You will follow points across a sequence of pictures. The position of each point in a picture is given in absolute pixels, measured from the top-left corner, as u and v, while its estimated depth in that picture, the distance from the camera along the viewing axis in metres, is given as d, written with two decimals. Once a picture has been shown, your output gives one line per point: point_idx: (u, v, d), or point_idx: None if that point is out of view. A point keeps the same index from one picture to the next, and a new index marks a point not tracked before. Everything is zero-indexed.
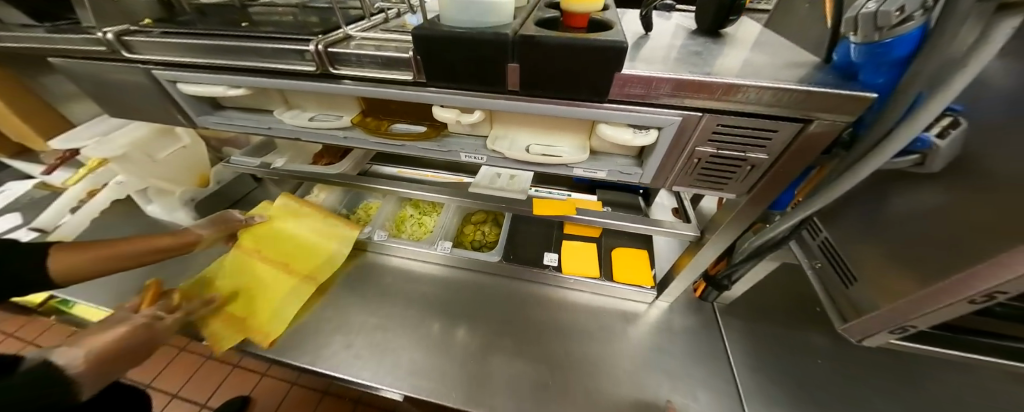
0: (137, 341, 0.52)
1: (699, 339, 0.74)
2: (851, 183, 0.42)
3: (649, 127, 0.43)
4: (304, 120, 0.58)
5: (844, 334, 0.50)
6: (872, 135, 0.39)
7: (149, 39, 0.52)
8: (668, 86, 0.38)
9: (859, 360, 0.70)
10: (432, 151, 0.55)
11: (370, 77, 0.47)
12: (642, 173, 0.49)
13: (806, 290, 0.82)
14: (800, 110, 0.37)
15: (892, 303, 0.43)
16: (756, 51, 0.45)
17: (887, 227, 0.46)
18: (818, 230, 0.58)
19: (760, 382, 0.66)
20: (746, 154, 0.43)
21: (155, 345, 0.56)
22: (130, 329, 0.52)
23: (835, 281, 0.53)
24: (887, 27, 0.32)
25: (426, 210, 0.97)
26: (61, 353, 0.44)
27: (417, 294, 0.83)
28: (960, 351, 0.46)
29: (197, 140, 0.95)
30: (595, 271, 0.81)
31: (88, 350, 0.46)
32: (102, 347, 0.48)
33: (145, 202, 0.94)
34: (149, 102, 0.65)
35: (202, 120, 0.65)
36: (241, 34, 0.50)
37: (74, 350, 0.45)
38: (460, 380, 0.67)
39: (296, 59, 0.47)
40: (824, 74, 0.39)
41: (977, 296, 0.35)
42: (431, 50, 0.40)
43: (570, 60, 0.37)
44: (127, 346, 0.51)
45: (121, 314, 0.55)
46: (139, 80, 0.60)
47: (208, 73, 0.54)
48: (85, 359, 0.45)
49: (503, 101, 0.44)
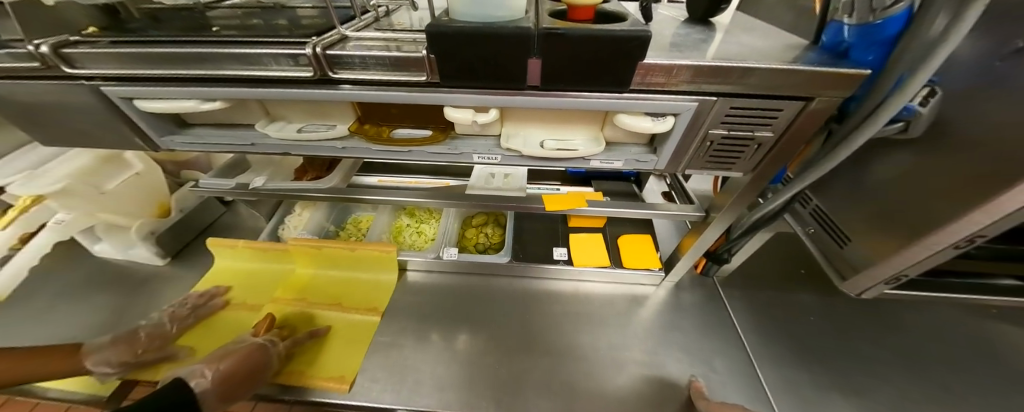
0: (250, 365, 0.58)
1: (706, 312, 0.79)
2: (845, 154, 0.46)
3: (665, 115, 0.44)
4: (293, 132, 0.53)
5: (844, 290, 0.57)
6: (862, 109, 0.43)
7: (96, 50, 0.44)
8: (688, 73, 0.39)
9: (842, 312, 0.77)
10: (443, 155, 0.53)
11: (376, 80, 0.44)
12: (658, 160, 0.51)
13: (789, 256, 0.90)
14: (803, 89, 0.39)
15: (885, 258, 0.49)
16: (753, 35, 0.48)
17: (875, 189, 0.51)
18: (808, 199, 0.64)
19: (766, 344, 0.71)
20: (754, 133, 0.46)
21: (270, 369, 0.60)
22: (242, 355, 0.58)
23: (830, 243, 0.59)
24: (881, 8, 0.37)
25: (423, 218, 0.94)
26: (197, 373, 0.56)
27: (429, 305, 0.80)
28: (936, 292, 0.52)
29: (153, 168, 0.84)
30: (603, 260, 0.83)
31: (210, 370, 0.56)
32: (220, 370, 0.56)
33: (92, 241, 0.86)
34: (96, 124, 0.56)
35: (166, 141, 0.58)
36: (214, 40, 0.45)
37: (202, 370, 0.56)
38: (487, 386, 0.65)
39: (288, 64, 0.43)
40: (817, 53, 0.42)
41: (959, 242, 0.41)
42: (444, 48, 0.37)
43: (595, 51, 0.36)
44: (242, 369, 0.57)
45: (244, 341, 0.62)
46: (84, 99, 0.51)
47: (176, 87, 0.48)
48: (209, 376, 0.56)
49: (522, 98, 0.43)
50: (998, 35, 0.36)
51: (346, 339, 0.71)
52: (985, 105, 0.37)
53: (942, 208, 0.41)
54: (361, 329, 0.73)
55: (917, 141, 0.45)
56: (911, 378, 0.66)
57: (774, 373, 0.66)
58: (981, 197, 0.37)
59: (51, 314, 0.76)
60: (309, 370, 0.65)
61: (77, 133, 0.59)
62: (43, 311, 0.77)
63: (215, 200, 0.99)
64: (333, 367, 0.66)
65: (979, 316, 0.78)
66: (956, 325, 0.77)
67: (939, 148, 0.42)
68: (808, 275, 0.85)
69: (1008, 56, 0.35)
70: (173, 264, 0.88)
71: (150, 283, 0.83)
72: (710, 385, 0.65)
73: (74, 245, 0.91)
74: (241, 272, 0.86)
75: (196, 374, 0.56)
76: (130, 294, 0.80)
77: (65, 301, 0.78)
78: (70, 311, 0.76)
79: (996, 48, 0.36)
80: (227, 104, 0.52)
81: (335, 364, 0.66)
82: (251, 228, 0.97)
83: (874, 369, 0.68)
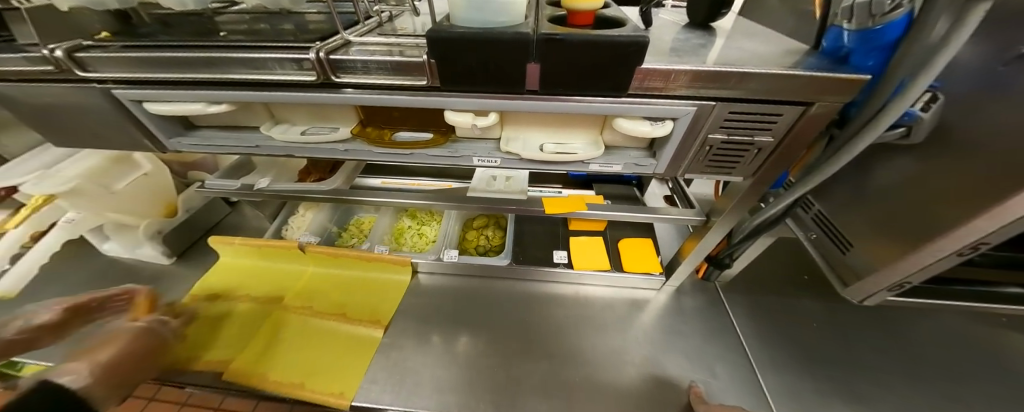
0: (131, 359, 0.49)
1: (707, 317, 0.78)
2: (845, 160, 0.46)
3: (664, 119, 0.44)
4: (296, 134, 0.54)
5: (847, 297, 0.56)
6: (863, 114, 0.43)
7: (107, 54, 0.46)
8: (686, 78, 0.39)
9: (847, 319, 0.76)
10: (443, 158, 0.53)
11: (377, 84, 0.44)
12: (657, 164, 0.51)
13: (792, 261, 0.89)
14: (802, 94, 0.39)
15: (888, 264, 0.48)
16: (752, 41, 0.48)
17: (878, 195, 0.50)
18: (810, 204, 0.64)
19: (768, 350, 0.71)
20: (754, 138, 0.46)
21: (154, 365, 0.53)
22: (122, 348, 0.50)
23: (832, 249, 0.59)
24: (880, 14, 0.36)
25: (424, 219, 0.94)
26: (65, 372, 0.41)
27: (429, 307, 0.80)
28: (941, 299, 0.52)
29: (161, 168, 0.86)
30: (604, 263, 0.83)
31: (91, 364, 0.44)
32: (100, 363, 0.45)
33: (101, 240, 0.88)
34: (107, 125, 0.58)
35: (174, 142, 0.59)
36: (223, 45, 0.46)
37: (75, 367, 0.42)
38: (486, 389, 0.65)
39: (292, 69, 0.44)
40: (816, 58, 0.42)
41: (963, 249, 0.40)
42: (443, 52, 0.38)
43: (593, 56, 0.37)
44: (126, 363, 0.48)
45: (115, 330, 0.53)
46: (96, 102, 0.53)
47: (183, 90, 0.49)
48: (88, 372, 0.43)
49: (521, 102, 0.44)
50: (1000, 40, 0.35)
51: (349, 346, 0.70)
52: (988, 110, 0.36)
53: (946, 214, 0.41)
54: (365, 336, 0.72)
55: (920, 147, 0.44)
56: (917, 387, 0.65)
57: (776, 380, 0.66)
58: (985, 203, 0.37)
59: None
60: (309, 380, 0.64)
61: (88, 135, 0.61)
62: None
63: (220, 201, 1.00)
64: (331, 378, 0.64)
65: (988, 324, 0.77)
66: (964, 333, 0.75)
67: (942, 153, 0.41)
68: (812, 281, 0.84)
69: (1010, 61, 0.34)
70: (179, 264, 0.89)
71: (156, 282, 0.84)
72: (710, 391, 0.64)
73: (83, 244, 0.93)
74: (247, 271, 0.87)
75: (62, 370, 0.41)
76: (137, 293, 0.82)
77: (73, 299, 0.80)
78: None
79: (998, 53, 0.36)
80: (233, 107, 0.53)
81: (333, 375, 0.65)
82: (255, 229, 0.98)
83: (880, 377, 0.67)
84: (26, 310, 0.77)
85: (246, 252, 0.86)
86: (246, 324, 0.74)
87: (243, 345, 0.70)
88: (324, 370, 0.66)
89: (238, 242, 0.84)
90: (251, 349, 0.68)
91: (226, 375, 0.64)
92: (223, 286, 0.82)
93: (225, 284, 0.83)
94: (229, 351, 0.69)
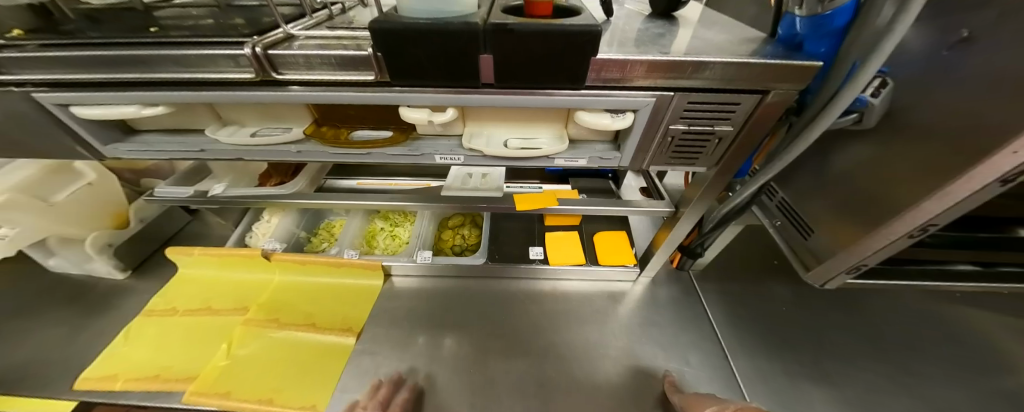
0: None
1: (681, 306, 0.79)
2: (803, 146, 0.46)
3: (624, 111, 0.43)
4: (245, 136, 0.51)
5: (810, 281, 0.58)
6: (818, 100, 0.43)
7: (16, 54, 0.41)
8: (642, 69, 0.38)
9: (815, 302, 0.79)
10: (404, 157, 0.51)
11: (324, 81, 0.42)
12: (621, 156, 0.50)
13: (764, 247, 0.91)
14: (759, 83, 0.39)
15: (846, 248, 0.49)
16: (713, 29, 0.47)
17: (836, 180, 0.52)
18: (774, 191, 0.66)
19: (739, 335, 0.72)
20: (714, 127, 0.46)
21: None
22: None
23: (795, 235, 0.61)
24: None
25: (398, 221, 0.92)
26: None
27: (404, 309, 0.78)
28: (898, 280, 0.53)
29: (106, 174, 0.81)
30: (580, 258, 0.82)
31: None
32: None
33: (44, 255, 0.81)
34: (32, 132, 0.52)
35: (111, 149, 0.55)
36: (153, 41, 0.42)
37: None
38: (465, 391, 0.64)
39: (229, 66, 0.41)
40: (773, 45, 0.41)
41: (913, 231, 0.41)
42: (391, 45, 0.36)
43: (544, 46, 0.35)
44: None
45: None
46: (14, 106, 0.48)
47: (111, 91, 0.45)
48: None
49: (478, 96, 0.42)
50: (946, 25, 0.37)
51: (319, 357, 0.68)
52: (934, 93, 0.38)
53: (897, 197, 0.42)
54: (336, 348, 0.69)
55: (873, 132, 0.45)
56: (878, 364, 0.68)
57: (747, 364, 0.67)
58: (930, 187, 0.38)
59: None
60: (277, 393, 0.61)
61: (12, 143, 0.55)
62: None
63: (178, 209, 0.95)
64: (300, 393, 0.62)
65: (943, 300, 0.81)
66: (922, 310, 0.79)
67: (893, 137, 0.43)
68: (782, 265, 0.86)
69: (955, 45, 0.36)
70: (135, 277, 0.84)
71: (110, 297, 0.79)
72: (684, 379, 0.66)
73: (26, 261, 0.87)
74: (210, 282, 0.82)
75: None
76: (88, 311, 0.76)
77: (15, 320, 0.74)
78: (20, 331, 0.72)
79: (944, 38, 0.37)
80: (172, 108, 0.49)
81: (303, 390, 0.62)
82: (218, 237, 0.94)
83: (845, 357, 0.69)
84: None
85: (207, 264, 0.83)
86: (209, 339, 0.71)
87: (206, 362, 0.66)
88: (293, 385, 0.63)
89: (198, 252, 0.81)
90: (213, 367, 0.65)
91: (188, 395, 0.60)
92: (185, 300, 0.78)
93: (185, 297, 0.78)
94: (191, 368, 0.65)
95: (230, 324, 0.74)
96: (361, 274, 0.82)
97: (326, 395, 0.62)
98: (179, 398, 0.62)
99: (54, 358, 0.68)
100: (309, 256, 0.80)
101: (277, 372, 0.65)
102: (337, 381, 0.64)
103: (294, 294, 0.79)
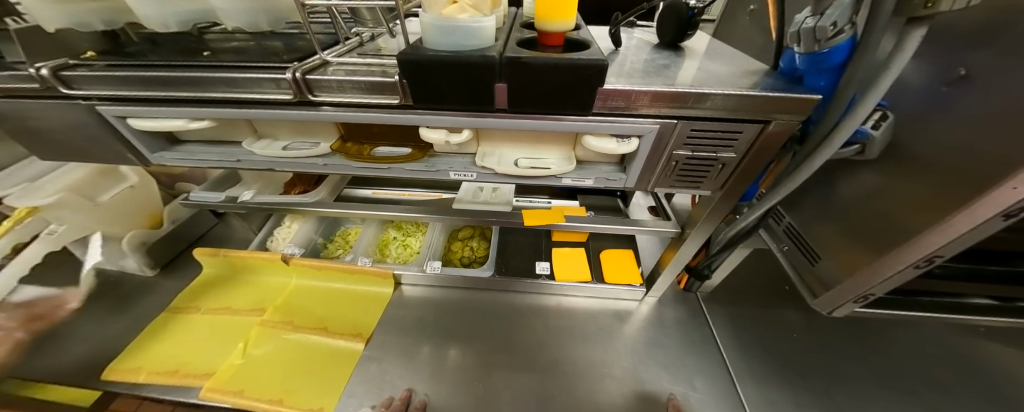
0: None
1: (687, 328, 0.78)
2: (807, 174, 0.48)
3: (630, 136, 0.46)
4: (277, 149, 0.55)
5: (817, 308, 0.57)
6: (819, 130, 0.45)
7: (89, 73, 0.47)
8: (647, 98, 0.41)
9: (826, 330, 0.77)
10: (420, 172, 0.55)
11: (353, 102, 0.46)
12: (627, 178, 0.52)
13: (774, 271, 0.90)
14: (760, 113, 0.41)
15: (852, 276, 0.49)
16: (717, 61, 0.50)
17: (841, 207, 0.52)
18: (781, 216, 0.66)
19: (747, 361, 0.71)
20: (717, 154, 0.47)
21: None
22: None
23: (802, 260, 0.61)
24: (824, 39, 0.38)
25: (410, 231, 0.96)
26: None
27: (411, 318, 0.80)
28: (908, 310, 0.53)
29: (146, 178, 0.89)
30: (586, 275, 0.83)
31: None
32: None
33: (84, 251, 0.87)
34: (92, 140, 0.58)
35: (157, 157, 0.60)
36: (204, 65, 0.47)
37: None
38: (467, 402, 0.65)
39: (270, 87, 0.45)
40: (774, 78, 0.44)
41: (919, 261, 0.41)
42: (416, 74, 0.39)
43: (554, 78, 0.38)
44: None
45: None
46: (81, 118, 0.54)
47: (163, 107, 0.50)
48: None
49: (492, 120, 0.45)
50: (944, 63, 0.39)
51: (329, 360, 0.70)
52: (934, 127, 0.39)
53: (904, 228, 0.42)
54: (345, 353, 0.72)
55: (877, 162, 0.46)
56: (895, 399, 0.66)
57: (754, 391, 0.66)
58: (933, 218, 0.38)
59: (40, 323, 0.77)
60: (288, 394, 0.63)
61: (72, 149, 0.61)
62: (31, 321, 0.78)
63: (207, 212, 1.01)
64: (309, 395, 0.64)
65: (965, 333, 0.78)
66: (941, 343, 0.76)
67: (896, 168, 0.43)
68: (792, 290, 0.85)
69: (953, 82, 0.37)
70: (163, 275, 0.89)
71: (139, 293, 0.84)
72: (690, 404, 0.65)
73: (68, 255, 0.93)
74: (232, 282, 0.87)
75: None
76: (118, 305, 0.81)
77: (54, 311, 0.80)
78: (58, 321, 0.77)
79: (942, 75, 0.39)
80: (215, 122, 0.54)
81: (311, 391, 0.64)
82: (241, 240, 0.99)
83: (859, 389, 0.67)
84: (4, 323, 0.77)
85: (230, 265, 0.87)
86: (226, 338, 0.74)
87: (223, 359, 0.69)
88: (302, 386, 0.65)
89: (223, 254, 0.86)
90: (229, 365, 0.68)
91: (205, 391, 0.63)
92: (206, 300, 0.82)
93: (207, 297, 0.83)
94: (208, 365, 0.68)
95: (246, 324, 0.77)
96: (373, 281, 0.85)
97: (333, 399, 0.64)
98: (196, 393, 0.65)
99: (87, 348, 0.72)
100: (324, 261, 0.84)
101: (289, 374, 0.67)
102: (344, 387, 0.66)
103: (309, 298, 0.82)
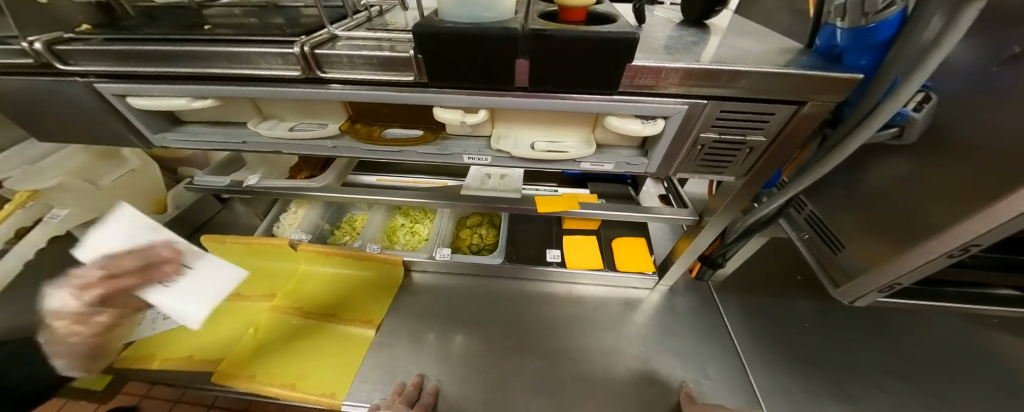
0: None
1: (698, 316, 0.78)
2: (838, 160, 0.45)
3: (655, 118, 0.44)
4: (283, 131, 0.53)
5: (837, 298, 0.57)
6: (855, 114, 0.42)
7: (82, 47, 0.44)
8: (677, 76, 0.38)
9: (837, 319, 0.77)
10: (433, 156, 0.53)
11: (364, 81, 0.44)
12: (648, 163, 0.51)
13: (785, 261, 0.89)
14: (795, 93, 0.39)
15: (879, 265, 0.48)
16: (748, 38, 0.47)
17: (869, 195, 0.50)
18: (802, 204, 0.65)
19: (758, 349, 0.71)
20: (745, 137, 0.45)
21: None
22: None
23: (823, 249, 0.60)
24: (873, 12, 0.37)
25: (417, 217, 0.94)
26: None
27: (419, 305, 0.79)
28: (930, 300, 0.52)
29: (149, 163, 0.90)
30: (597, 262, 0.82)
31: None
32: None
33: None
34: (92, 120, 0.56)
35: (159, 138, 0.58)
36: (206, 38, 0.45)
37: None
38: (479, 387, 0.65)
39: (277, 63, 0.43)
40: (811, 56, 0.41)
41: (953, 251, 0.40)
42: (432, 48, 0.37)
43: (579, 54, 0.36)
44: None
45: None
46: (78, 96, 0.52)
47: (163, 83, 0.47)
48: None
49: (510, 99, 0.43)
50: (995, 40, 0.36)
51: (341, 346, 0.70)
52: (979, 110, 0.36)
53: (939, 215, 0.40)
54: (354, 340, 0.71)
55: (911, 148, 0.44)
56: (903, 386, 0.66)
57: (764, 379, 0.66)
58: (974, 205, 0.37)
59: None
60: (301, 379, 0.64)
61: (71, 130, 0.59)
62: None
63: (210, 197, 0.99)
64: (322, 379, 0.64)
65: (977, 325, 0.77)
66: (953, 334, 0.75)
67: (934, 154, 0.41)
68: (804, 280, 0.84)
69: (1004, 61, 0.35)
70: None
71: None
72: (701, 391, 0.65)
73: None
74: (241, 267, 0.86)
75: None
76: None
77: None
78: None
79: (992, 54, 0.36)
80: (219, 102, 0.52)
81: (325, 376, 0.65)
82: (247, 226, 0.98)
83: (868, 377, 0.67)
84: None
85: (235, 252, 0.86)
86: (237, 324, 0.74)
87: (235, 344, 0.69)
88: (315, 372, 0.65)
89: (230, 240, 0.84)
90: (241, 350, 0.68)
91: (218, 376, 0.63)
92: None
93: None
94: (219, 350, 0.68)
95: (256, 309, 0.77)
96: (381, 267, 0.84)
97: (342, 385, 0.63)
98: (208, 378, 0.64)
99: None
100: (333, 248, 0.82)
101: (302, 359, 0.67)
102: (355, 373, 0.66)
103: (321, 284, 0.82)
